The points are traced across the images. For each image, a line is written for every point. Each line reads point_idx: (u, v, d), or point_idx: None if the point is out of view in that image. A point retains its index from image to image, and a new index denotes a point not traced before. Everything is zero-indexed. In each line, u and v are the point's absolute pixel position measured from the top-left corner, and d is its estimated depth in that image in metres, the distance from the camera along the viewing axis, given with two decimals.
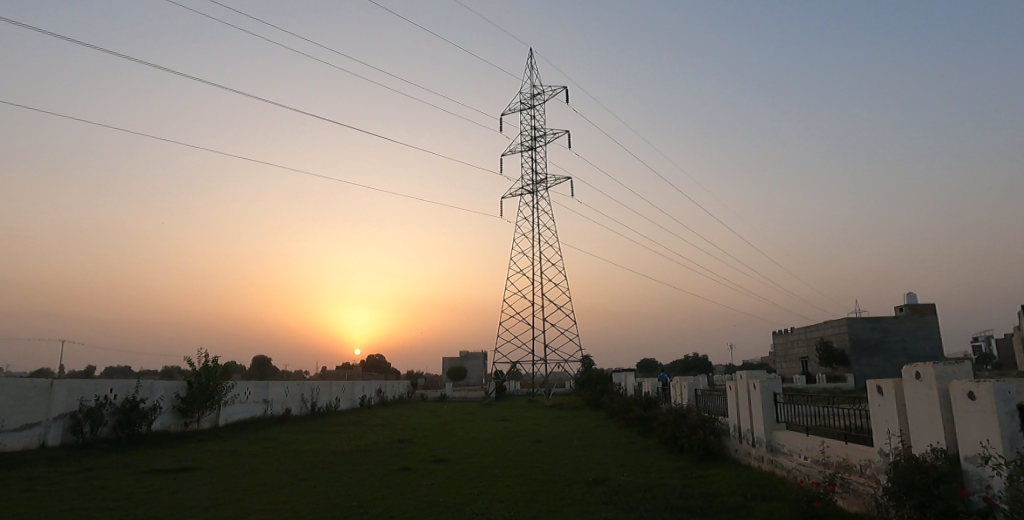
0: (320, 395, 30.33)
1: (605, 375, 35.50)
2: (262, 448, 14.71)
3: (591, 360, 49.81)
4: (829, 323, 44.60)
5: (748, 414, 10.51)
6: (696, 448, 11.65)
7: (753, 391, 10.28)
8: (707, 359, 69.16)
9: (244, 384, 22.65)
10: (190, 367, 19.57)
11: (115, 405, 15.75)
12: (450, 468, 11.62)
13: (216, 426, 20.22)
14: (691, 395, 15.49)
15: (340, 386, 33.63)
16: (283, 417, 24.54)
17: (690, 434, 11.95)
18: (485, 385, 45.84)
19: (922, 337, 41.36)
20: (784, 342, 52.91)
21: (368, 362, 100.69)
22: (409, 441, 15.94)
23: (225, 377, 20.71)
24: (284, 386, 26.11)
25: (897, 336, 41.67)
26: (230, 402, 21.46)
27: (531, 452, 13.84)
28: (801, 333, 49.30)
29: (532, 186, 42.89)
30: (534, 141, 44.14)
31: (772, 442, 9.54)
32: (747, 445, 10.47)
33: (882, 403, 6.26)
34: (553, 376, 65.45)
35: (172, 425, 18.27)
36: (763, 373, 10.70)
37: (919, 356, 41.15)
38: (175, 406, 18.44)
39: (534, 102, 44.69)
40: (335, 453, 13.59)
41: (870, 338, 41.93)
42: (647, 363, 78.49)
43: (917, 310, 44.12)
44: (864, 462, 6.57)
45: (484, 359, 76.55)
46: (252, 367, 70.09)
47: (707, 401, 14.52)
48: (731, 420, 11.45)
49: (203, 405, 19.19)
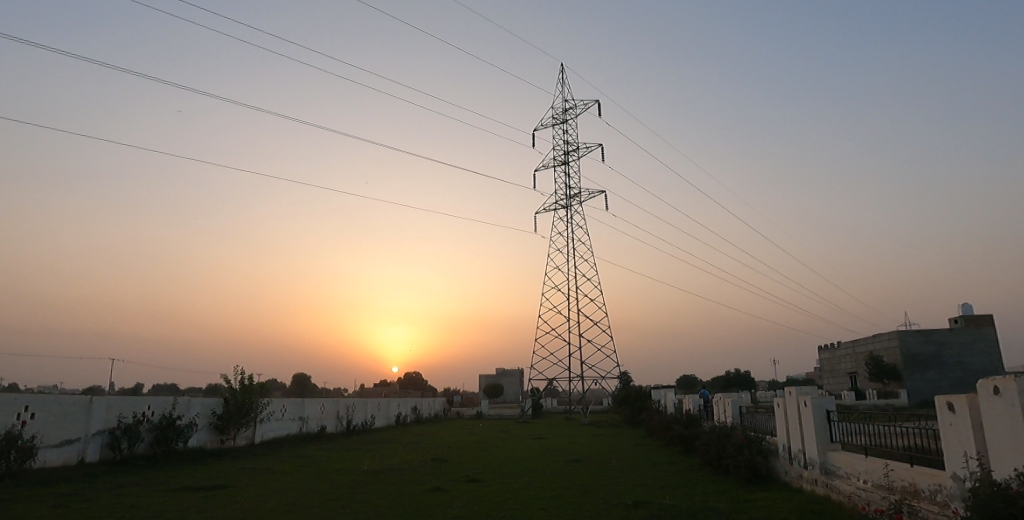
0: (356, 412, 30.47)
1: (643, 392, 34.50)
2: (295, 466, 14.68)
3: (628, 377, 48.70)
4: (879, 337, 42.39)
5: (799, 433, 9.81)
6: (743, 469, 10.97)
7: (804, 408, 9.60)
8: (750, 375, 66.68)
9: (281, 401, 22.91)
10: (227, 384, 19.91)
11: (152, 422, 16.08)
12: (481, 488, 11.29)
13: (252, 443, 20.44)
14: (735, 412, 14.72)
15: (376, 403, 33.76)
16: (319, 434, 24.68)
17: (735, 455, 11.28)
18: (521, 403, 45.26)
19: (982, 351, 38.79)
20: (832, 357, 50.54)
21: (405, 379, 101.31)
22: (442, 459, 15.68)
23: (261, 394, 20.96)
24: (320, 403, 26.31)
25: (954, 350, 39.18)
26: (266, 419, 21.71)
27: (566, 472, 13.37)
28: (849, 347, 47.02)
29: (566, 201, 42.61)
30: (567, 155, 43.99)
31: (827, 465, 8.85)
32: (798, 467, 9.78)
33: (954, 422, 5.66)
34: (590, 393, 64.30)
35: (209, 441, 18.54)
36: (815, 389, 9.99)
37: (980, 371, 38.53)
38: (211, 423, 18.72)
39: (566, 117, 44.68)
40: (367, 472, 13.44)
41: (923, 352, 39.60)
42: (687, 380, 76.29)
43: (974, 322, 41.49)
44: (935, 488, 5.94)
45: (520, 376, 75.92)
46: (294, 385, 71.48)
47: (753, 419, 13.73)
48: (780, 440, 10.73)
49: (239, 422, 19.43)
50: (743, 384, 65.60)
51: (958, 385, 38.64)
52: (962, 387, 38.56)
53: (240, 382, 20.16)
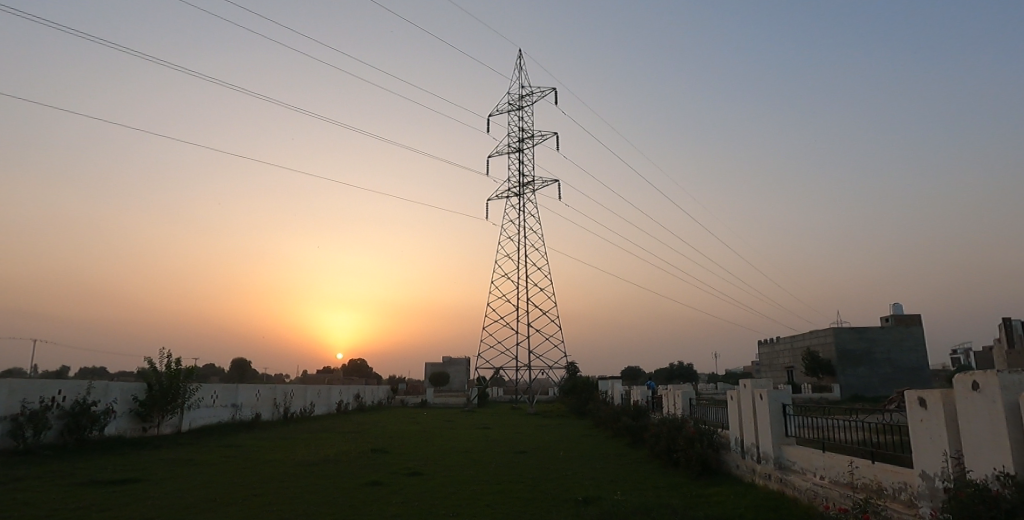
0: (295, 400, 28.96)
1: (591, 383, 34.55)
2: (221, 457, 13.45)
3: (576, 367, 49.00)
4: (815, 333, 44.30)
5: (753, 426, 9.60)
6: (694, 463, 10.73)
7: (760, 402, 9.37)
8: (693, 368, 68.67)
9: (211, 387, 21.29)
10: (151, 367, 18.22)
11: (63, 408, 14.39)
12: (426, 482, 10.56)
13: (179, 431, 18.86)
14: (685, 404, 14.60)
15: (317, 390, 32.25)
16: (253, 422, 23.19)
17: (687, 448, 11.03)
18: (469, 392, 44.62)
19: (907, 348, 41.11)
20: (770, 352, 52.52)
21: (350, 366, 98.57)
22: (384, 451, 14.86)
23: (189, 379, 19.35)
24: (255, 389, 24.74)
25: (883, 347, 41.42)
26: (194, 406, 20.09)
27: (515, 464, 12.84)
28: (787, 343, 48.96)
29: (519, 189, 42.03)
30: (522, 142, 43.32)
31: (782, 459, 8.66)
32: (751, 461, 9.58)
33: (926, 418, 5.39)
34: (537, 383, 64.43)
35: (129, 430, 16.88)
36: (769, 382, 9.81)
37: (904, 368, 40.85)
38: (132, 409, 17.05)
39: (523, 104, 43.99)
40: (301, 464, 12.45)
41: (855, 348, 41.61)
42: (631, 371, 77.86)
43: (902, 321, 43.96)
44: (899, 486, 5.75)
45: (467, 365, 75.28)
46: (231, 370, 68.01)
47: (702, 411, 13.60)
48: (732, 433, 10.54)
49: (164, 409, 17.84)
50: (685, 376, 67.49)
51: (884, 381, 40.88)
52: (888, 382, 40.84)
53: (165, 366, 18.49)
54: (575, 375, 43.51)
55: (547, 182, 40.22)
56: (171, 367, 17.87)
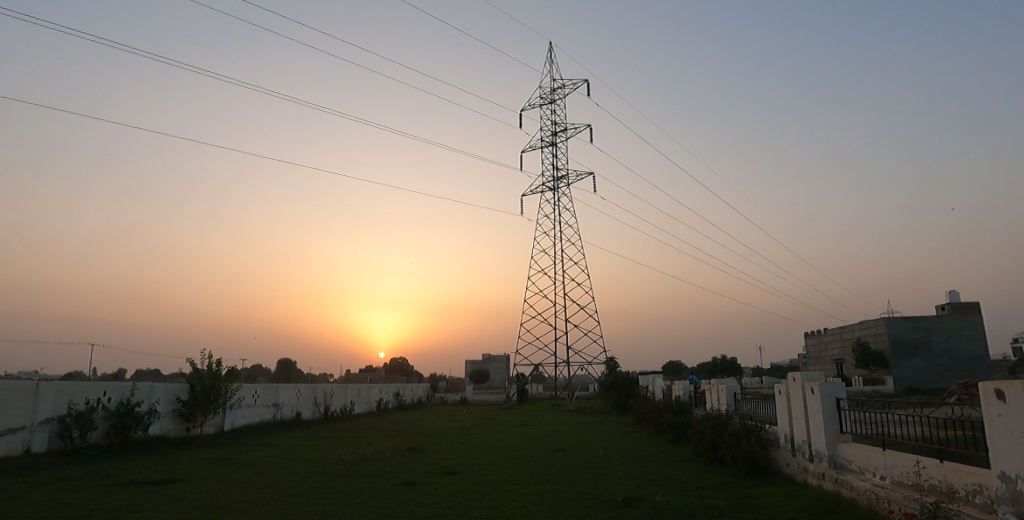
0: (335, 399, 29.46)
1: (630, 378, 33.86)
2: (259, 457, 13.65)
3: (614, 363, 48.29)
4: (866, 323, 42.25)
5: (804, 422, 8.98)
6: (740, 461, 10.17)
7: (811, 396, 8.74)
8: (736, 362, 66.77)
9: (252, 387, 21.78)
10: (192, 368, 18.75)
11: (108, 409, 14.91)
12: (458, 482, 10.39)
13: (221, 431, 19.37)
14: (729, 399, 13.96)
15: (356, 389, 32.75)
16: (295, 421, 23.66)
17: (732, 445, 10.48)
18: (507, 388, 44.57)
19: (967, 337, 38.69)
20: (818, 343, 50.43)
21: (391, 364, 100.25)
22: (419, 449, 14.80)
23: (230, 379, 19.81)
24: (296, 389, 25.22)
25: (941, 337, 39.13)
26: (236, 406, 20.58)
27: (551, 463, 12.54)
28: (836, 334, 46.93)
29: (552, 183, 41.56)
30: (554, 136, 42.78)
31: (837, 458, 8.06)
32: (803, 459, 8.99)
33: (1004, 413, 4.80)
34: (576, 379, 63.87)
35: (173, 429, 17.40)
36: (821, 374, 9.17)
37: (965, 358, 38.46)
38: (175, 409, 17.56)
39: (554, 97, 43.44)
40: (336, 463, 12.48)
41: (910, 338, 39.44)
42: (672, 366, 76.33)
43: (961, 309, 41.43)
44: (973, 488, 5.19)
45: (505, 362, 75.34)
46: (279, 370, 70.16)
47: (749, 407, 12.93)
48: (781, 430, 9.92)
49: (206, 409, 18.32)
50: (729, 370, 65.67)
51: (943, 372, 38.63)
52: (948, 374, 38.52)
53: (207, 367, 18.99)
54: (613, 370, 42.88)
55: (580, 175, 39.55)
56: (211, 368, 18.32)
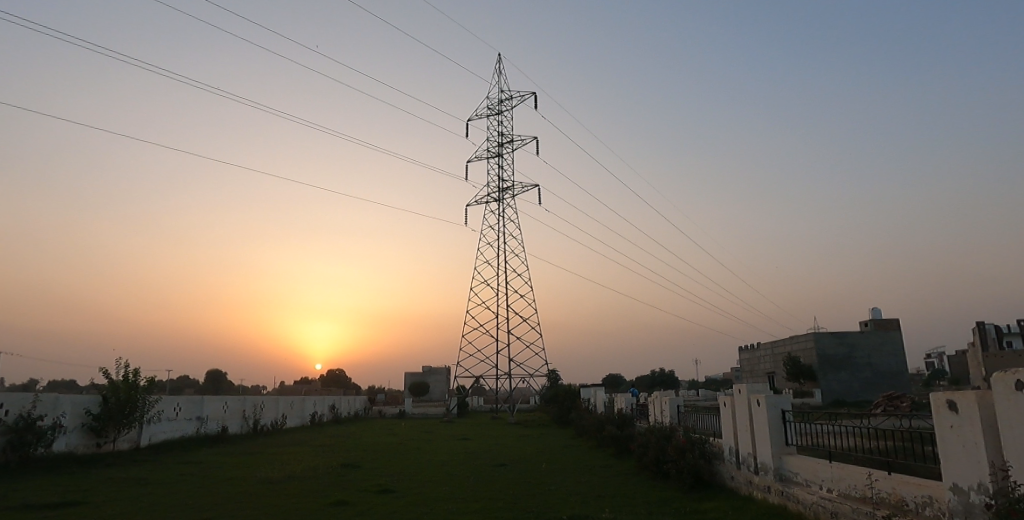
0: (266, 412, 27.69)
1: (574, 391, 33.85)
2: (177, 476, 12.36)
3: (557, 375, 48.38)
4: (796, 338, 44.37)
5: (749, 435, 8.94)
6: (685, 475, 10.04)
7: (757, 408, 8.69)
8: (674, 375, 68.59)
9: (174, 399, 20.02)
10: (107, 378, 16.97)
11: (5, 423, 13.13)
12: (398, 500, 9.71)
13: (137, 447, 17.59)
14: (673, 411, 13.92)
15: (289, 402, 30.97)
16: (220, 436, 21.95)
17: (677, 459, 10.35)
18: (449, 401, 43.59)
19: (886, 353, 41.32)
20: (751, 357, 52.51)
21: (328, 376, 96.51)
22: (355, 465, 13.95)
23: (150, 390, 18.11)
24: (222, 401, 23.46)
25: (863, 352, 41.58)
26: (155, 420, 18.80)
27: (494, 479, 12.05)
28: (768, 348, 49.03)
29: (498, 194, 41.38)
30: (502, 147, 42.72)
31: (782, 470, 8.02)
32: (748, 472, 8.94)
33: (957, 425, 4.77)
34: (519, 391, 63.55)
35: (81, 446, 15.58)
36: (765, 386, 9.17)
37: (884, 372, 41.02)
38: (85, 423, 15.77)
39: (503, 109, 43.42)
40: (263, 482, 11.46)
41: (836, 353, 41.68)
42: (614, 379, 77.49)
43: (881, 326, 44.31)
44: (924, 500, 5.19)
45: (448, 374, 74.04)
46: (206, 381, 65.86)
47: (691, 419, 12.94)
48: (726, 443, 9.87)
49: (120, 423, 16.59)
50: (667, 383, 67.27)
51: (865, 385, 41.02)
52: (869, 386, 40.92)
53: (122, 377, 17.23)
54: (557, 383, 42.87)
55: (527, 187, 39.49)
56: (129, 378, 16.66)
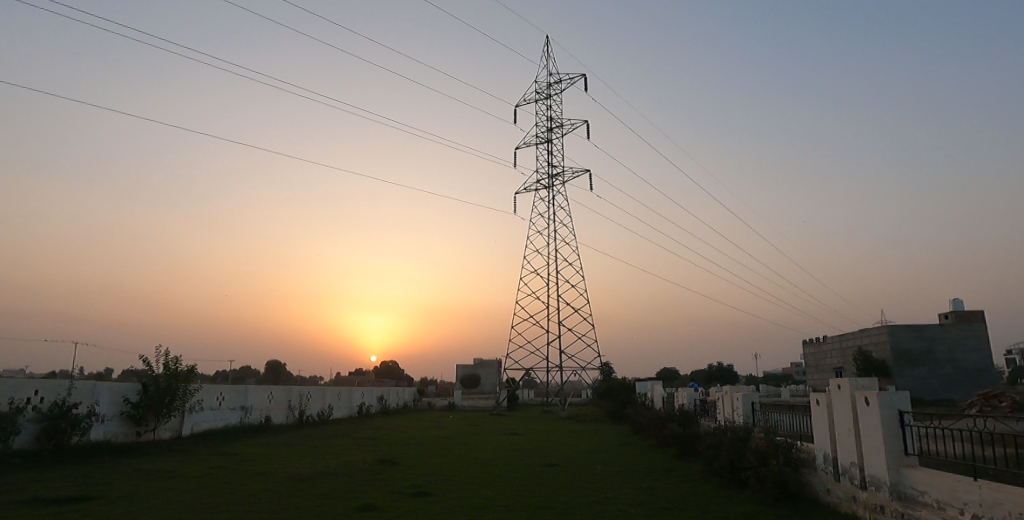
0: (312, 402, 27.53)
1: (627, 385, 32.10)
2: (207, 469, 11.83)
3: (609, 368, 46.69)
4: (867, 331, 40.77)
5: (853, 440, 7.27)
6: (768, 485, 8.47)
7: (864, 409, 7.01)
8: (733, 370, 65.29)
9: (217, 388, 19.87)
10: (147, 366, 16.84)
11: (40, 411, 12.95)
12: (431, 506, 8.61)
13: (179, 436, 17.47)
14: (747, 409, 12.21)
15: (336, 392, 30.82)
16: (264, 427, 21.77)
17: (757, 466, 8.76)
18: (497, 394, 42.81)
19: (971, 348, 37.29)
20: (816, 352, 49.05)
21: (381, 367, 97.98)
22: (391, 462, 13.14)
23: (190, 379, 17.90)
24: (267, 391, 23.30)
25: (944, 346, 37.71)
26: (197, 409, 18.62)
27: (541, 482, 10.85)
28: (835, 342, 45.52)
29: (547, 180, 39.95)
30: (550, 133, 41.19)
31: (902, 487, 6.36)
32: (850, 485, 7.31)
33: None
34: (569, 384, 62.01)
35: (121, 434, 15.43)
36: (873, 382, 7.46)
37: (969, 369, 37.06)
38: (124, 412, 15.61)
39: (550, 93, 41.86)
40: (290, 479, 10.66)
41: (913, 347, 38.01)
42: (667, 373, 74.76)
43: (965, 317, 40.12)
44: None
45: (497, 366, 73.43)
46: (266, 371, 68.09)
47: (770, 419, 11.24)
48: (820, 448, 8.20)
49: (159, 412, 16.42)
50: (724, 378, 64.22)
51: (947, 382, 37.17)
52: (952, 384, 37.05)
53: (163, 366, 17.08)
54: (608, 376, 41.32)
55: (576, 173, 37.69)
56: (168, 366, 16.46)
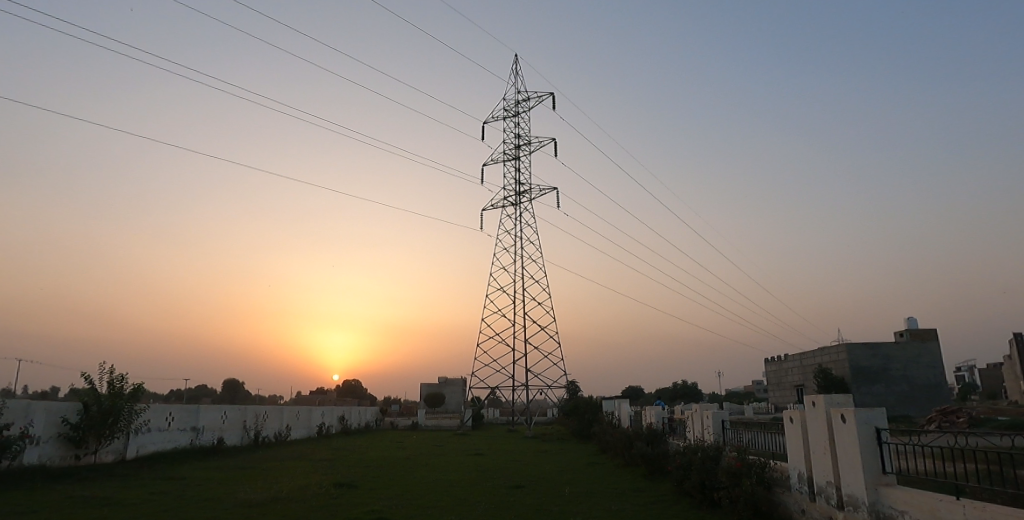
0: (269, 422, 26.26)
1: (594, 403, 31.89)
2: (147, 495, 10.90)
3: (576, 386, 46.45)
4: (826, 349, 41.85)
5: (830, 459, 7.13)
6: (741, 506, 8.25)
7: (840, 426, 6.90)
8: (698, 388, 66.03)
9: (166, 407, 18.68)
10: (88, 384, 15.67)
11: None
12: None
13: (122, 459, 16.26)
14: (716, 427, 12.09)
15: (295, 412, 29.56)
16: (216, 449, 20.55)
17: (730, 486, 8.55)
18: (463, 413, 41.97)
19: (924, 365, 38.63)
20: (778, 370, 50.04)
21: (344, 386, 95.38)
22: (351, 485, 12.45)
23: (137, 398, 16.76)
24: (220, 411, 22.08)
25: (899, 364, 38.94)
26: (143, 430, 17.42)
27: (508, 505, 10.39)
28: (796, 360, 46.54)
29: (516, 197, 39.88)
30: (519, 150, 41.27)
31: (881, 507, 6.22)
32: (826, 505, 7.16)
33: None
34: (536, 403, 61.52)
35: (58, 458, 14.21)
36: (847, 398, 7.38)
37: (922, 386, 38.32)
38: (62, 433, 14.41)
39: (520, 110, 42.03)
40: (240, 505, 9.89)
41: (870, 365, 39.10)
42: (633, 391, 75.13)
43: (918, 336, 41.62)
44: None
45: (464, 385, 72.37)
46: (222, 390, 65.22)
47: (739, 437, 11.13)
48: (794, 467, 8.05)
49: (102, 434, 15.25)
50: (689, 395, 64.85)
51: (902, 399, 38.33)
52: (907, 401, 38.20)
53: (107, 384, 15.95)
54: (575, 394, 41.07)
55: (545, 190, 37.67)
56: (113, 383, 15.38)
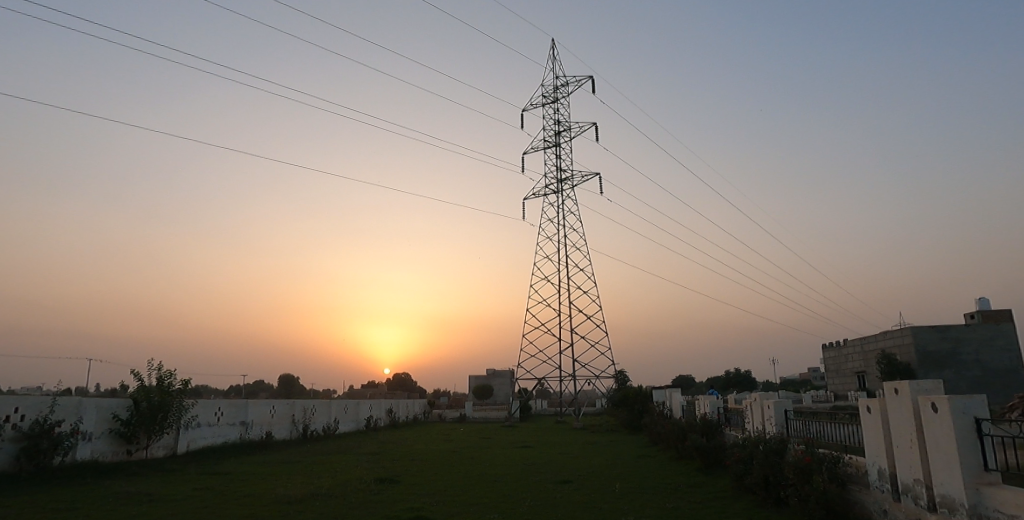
0: (317, 416, 26.65)
1: (643, 393, 30.89)
2: (190, 491, 10.91)
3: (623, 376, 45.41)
4: (890, 333, 39.26)
5: (917, 453, 6.22)
6: (812, 506, 7.39)
7: (929, 415, 5.99)
8: (751, 376, 63.66)
9: (215, 403, 19.08)
10: (137, 380, 16.06)
11: (20, 430, 12.16)
12: None
13: (173, 454, 16.66)
14: (779, 418, 11.12)
15: (343, 405, 29.96)
16: (265, 443, 20.91)
17: (798, 483, 7.69)
18: (510, 404, 41.76)
19: (999, 348, 35.62)
20: (836, 356, 47.47)
21: (394, 380, 97.40)
22: (391, 480, 12.17)
23: (185, 394, 17.10)
24: (269, 405, 22.49)
25: (971, 347, 36.04)
26: (193, 425, 17.83)
27: (554, 503, 9.81)
28: (857, 346, 43.95)
29: (557, 184, 39.05)
30: (558, 137, 40.38)
31: (983, 510, 5.31)
32: (914, 506, 6.25)
33: None
34: (584, 394, 60.85)
35: (109, 453, 14.62)
36: (937, 385, 6.42)
37: (998, 370, 35.35)
38: (113, 429, 14.82)
39: (558, 96, 41.05)
40: (277, 502, 9.70)
41: (938, 349, 36.39)
42: (683, 380, 73.30)
43: (991, 317, 38.41)
44: None
45: (511, 377, 72.45)
46: (279, 385, 67.57)
47: (805, 429, 10.19)
48: (873, 462, 7.12)
49: (152, 429, 15.63)
50: (741, 384, 62.63)
51: (974, 385, 35.53)
52: (981, 387, 35.36)
53: (156, 380, 16.31)
54: (623, 384, 40.12)
55: (587, 175, 36.63)
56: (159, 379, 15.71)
